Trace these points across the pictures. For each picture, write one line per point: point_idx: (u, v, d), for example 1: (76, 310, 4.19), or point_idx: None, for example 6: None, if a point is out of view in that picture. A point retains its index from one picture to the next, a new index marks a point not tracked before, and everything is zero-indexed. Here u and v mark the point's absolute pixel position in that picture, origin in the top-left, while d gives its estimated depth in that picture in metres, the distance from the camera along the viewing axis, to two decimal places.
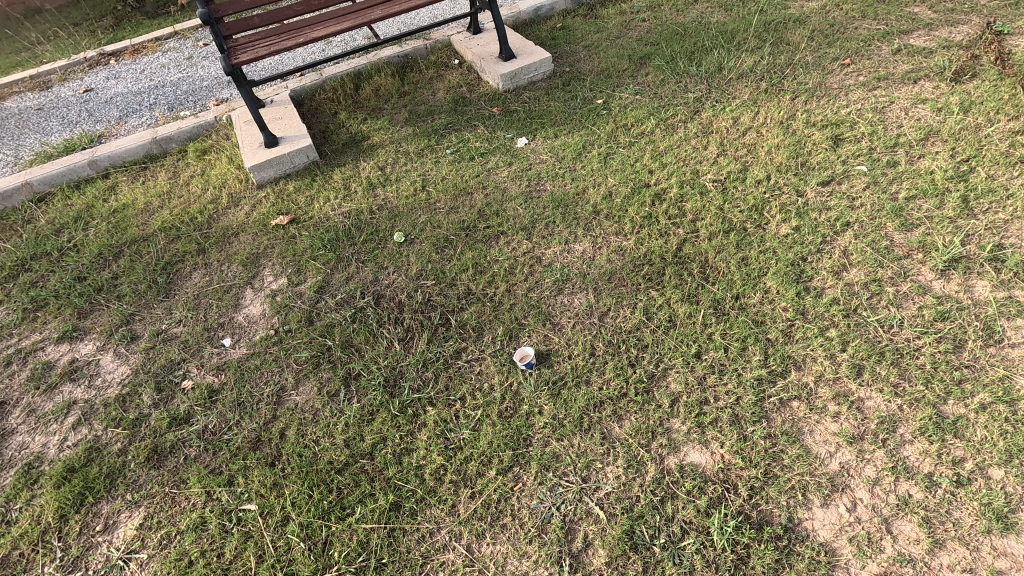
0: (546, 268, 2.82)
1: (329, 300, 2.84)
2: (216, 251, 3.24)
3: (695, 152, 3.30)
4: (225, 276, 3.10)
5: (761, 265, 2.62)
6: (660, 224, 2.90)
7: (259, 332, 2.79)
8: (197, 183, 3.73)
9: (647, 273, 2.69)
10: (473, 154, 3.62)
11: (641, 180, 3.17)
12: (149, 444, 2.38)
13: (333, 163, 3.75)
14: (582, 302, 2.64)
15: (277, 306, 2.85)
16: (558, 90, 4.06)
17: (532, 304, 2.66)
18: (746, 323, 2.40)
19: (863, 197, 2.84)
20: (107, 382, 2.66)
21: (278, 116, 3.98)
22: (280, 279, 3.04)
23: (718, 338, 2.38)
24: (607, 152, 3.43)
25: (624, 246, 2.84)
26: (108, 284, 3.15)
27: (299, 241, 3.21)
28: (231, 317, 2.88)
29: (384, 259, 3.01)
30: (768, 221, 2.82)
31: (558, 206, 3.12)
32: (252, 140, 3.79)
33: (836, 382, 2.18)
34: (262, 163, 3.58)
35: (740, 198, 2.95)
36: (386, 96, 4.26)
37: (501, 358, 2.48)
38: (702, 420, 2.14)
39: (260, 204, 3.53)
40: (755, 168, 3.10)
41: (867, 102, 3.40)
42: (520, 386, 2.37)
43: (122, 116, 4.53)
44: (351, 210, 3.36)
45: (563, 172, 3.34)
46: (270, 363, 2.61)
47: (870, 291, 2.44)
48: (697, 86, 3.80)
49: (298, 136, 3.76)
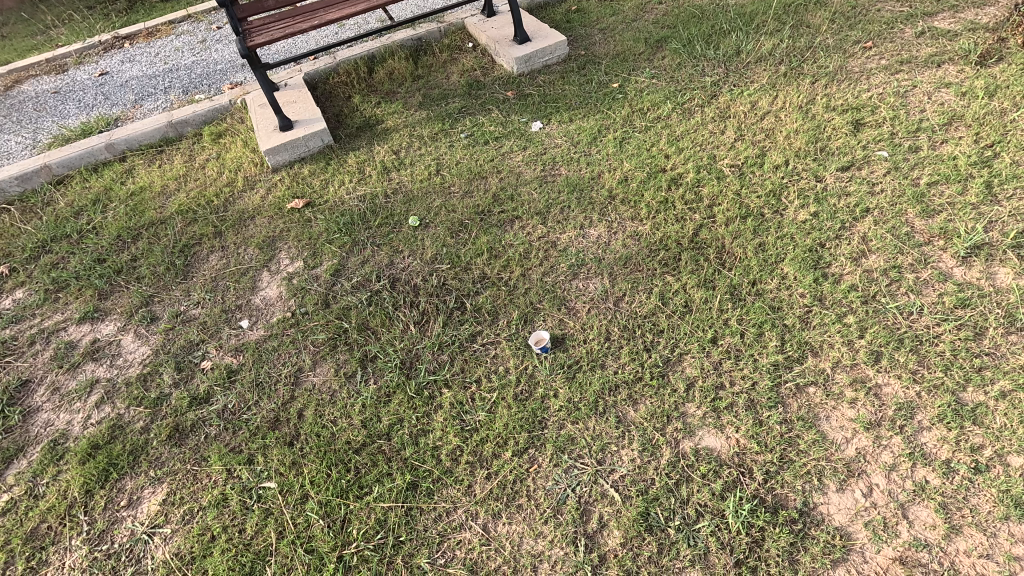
0: (561, 253, 2.81)
1: (345, 283, 2.87)
2: (233, 234, 3.27)
3: (711, 137, 3.27)
4: (242, 259, 3.13)
5: (779, 251, 2.60)
6: (676, 209, 2.88)
7: (276, 314, 2.82)
8: (213, 167, 3.76)
9: (663, 259, 2.68)
10: (488, 138, 3.61)
11: (657, 164, 3.15)
12: (171, 423, 2.43)
13: (348, 147, 3.75)
14: (597, 287, 2.64)
15: (293, 289, 2.88)
16: (574, 74, 4.02)
17: (548, 288, 2.67)
18: (763, 308, 2.40)
19: (884, 182, 2.81)
20: (129, 362, 2.71)
21: (292, 100, 3.98)
22: (296, 262, 3.06)
23: (734, 323, 2.37)
24: (622, 136, 3.40)
25: (640, 230, 2.83)
26: (127, 266, 3.18)
27: (314, 225, 3.23)
28: (248, 299, 2.91)
29: (399, 242, 3.03)
30: (785, 207, 2.79)
31: (574, 190, 3.11)
32: (267, 123, 3.79)
33: (853, 368, 2.16)
34: (277, 146, 3.58)
35: (758, 183, 2.93)
36: (400, 80, 4.24)
37: (516, 342, 2.49)
38: (718, 405, 2.15)
39: (275, 187, 3.55)
40: (773, 154, 3.06)
41: (889, 86, 3.34)
42: (535, 369, 2.38)
43: (137, 99, 4.55)
44: (366, 193, 3.37)
45: (578, 156, 3.33)
46: (288, 345, 2.65)
47: (890, 278, 2.42)
48: (715, 70, 3.75)
49: (313, 120, 3.76)
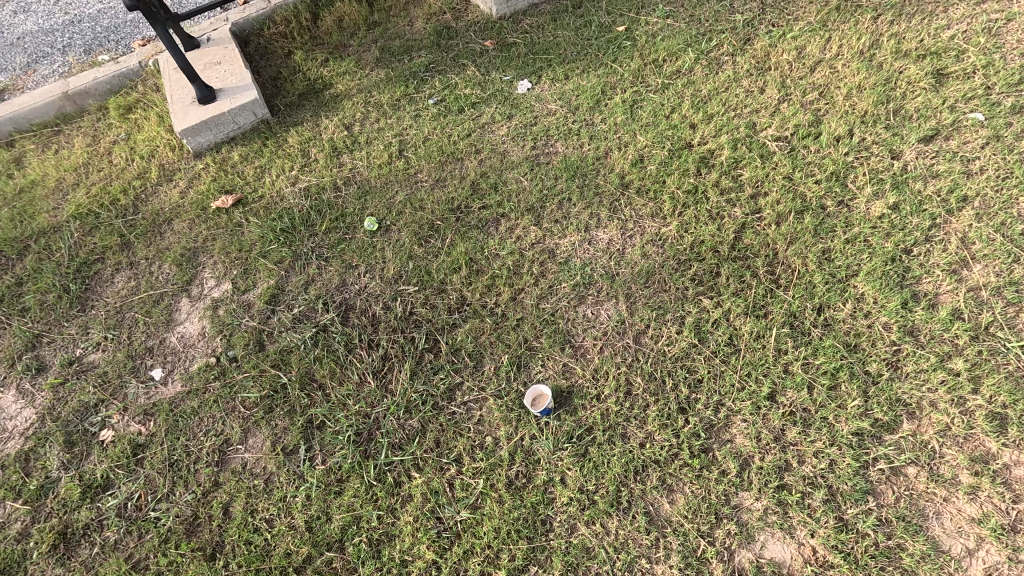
0: (562, 266, 2.16)
1: (284, 315, 2.23)
2: (143, 246, 2.57)
3: (749, 97, 2.52)
4: (155, 280, 2.45)
5: (850, 261, 1.96)
6: (710, 202, 2.19)
7: (197, 360, 2.18)
8: (119, 152, 2.98)
9: (696, 274, 2.04)
10: (462, 104, 2.86)
11: (680, 137, 2.42)
12: (57, 526, 1.84)
13: (288, 120, 2.98)
14: (611, 317, 2.01)
15: (219, 325, 2.25)
16: (567, 14, 3.20)
17: (546, 319, 2.04)
18: (835, 348, 1.79)
19: (984, 156, 2.13)
20: (7, 432, 2.09)
21: (215, 60, 3.14)
22: (223, 284, 2.40)
23: (798, 372, 1.77)
24: (633, 98, 2.66)
25: (665, 233, 2.16)
26: (9, 293, 2.49)
27: (245, 231, 2.53)
28: (162, 339, 2.27)
29: (354, 255, 2.36)
30: (854, 197, 2.10)
31: (574, 175, 2.42)
32: (184, 93, 2.98)
33: (970, 441, 1.61)
34: (196, 126, 2.81)
35: (816, 161, 2.22)
36: (351, 28, 3.40)
37: (508, 400, 1.89)
38: (784, 497, 1.60)
39: (197, 178, 2.81)
40: (831, 121, 2.33)
41: (975, 21, 2.59)
42: (533, 441, 1.80)
43: (30, 62, 3.67)
44: (310, 185, 2.65)
45: (578, 128, 2.60)
46: (211, 406, 2.04)
47: (1005, 300, 1.81)
48: (747, 4, 2.95)
49: (241, 88, 2.96)
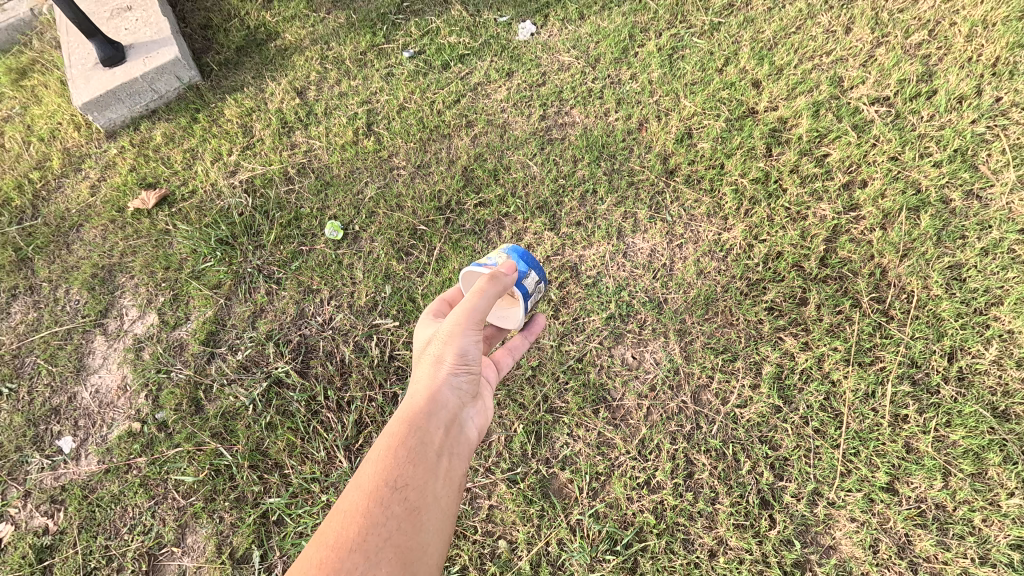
0: (589, 289, 1.61)
1: (226, 362, 1.70)
2: (46, 263, 2.01)
3: (828, 40, 1.87)
4: (61, 311, 1.91)
5: (990, 284, 1.41)
6: (788, 194, 1.62)
7: (116, 425, 1.68)
8: (11, 133, 2.34)
9: (773, 300, 1.51)
10: (446, 57, 2.18)
11: (740, 101, 1.81)
12: None
13: (224, 85, 2.32)
14: (660, 364, 1.50)
15: (143, 376, 1.73)
16: None
17: (571, 367, 1.52)
18: (978, 415, 1.29)
19: None
20: None
21: (122, 5, 2.43)
22: (147, 316, 1.85)
23: (928, 452, 1.28)
24: (673, 45, 1.98)
25: (727, 239, 1.60)
26: None
27: (173, 242, 1.96)
28: (72, 394, 1.76)
29: (313, 275, 1.80)
30: (989, 185, 1.53)
31: (598, 155, 1.80)
32: (84, 53, 2.31)
33: None
34: (102, 97, 2.18)
35: (930, 133, 1.63)
36: None
37: (528, 486, 1.41)
38: None
39: (112, 168, 2.19)
40: (951, 73, 1.71)
41: None
42: (564, 548, 1.34)
43: None
44: (254, 177, 2.05)
45: (600, 87, 1.95)
46: (135, 492, 1.57)
47: None
48: None
49: (158, 45, 2.28)
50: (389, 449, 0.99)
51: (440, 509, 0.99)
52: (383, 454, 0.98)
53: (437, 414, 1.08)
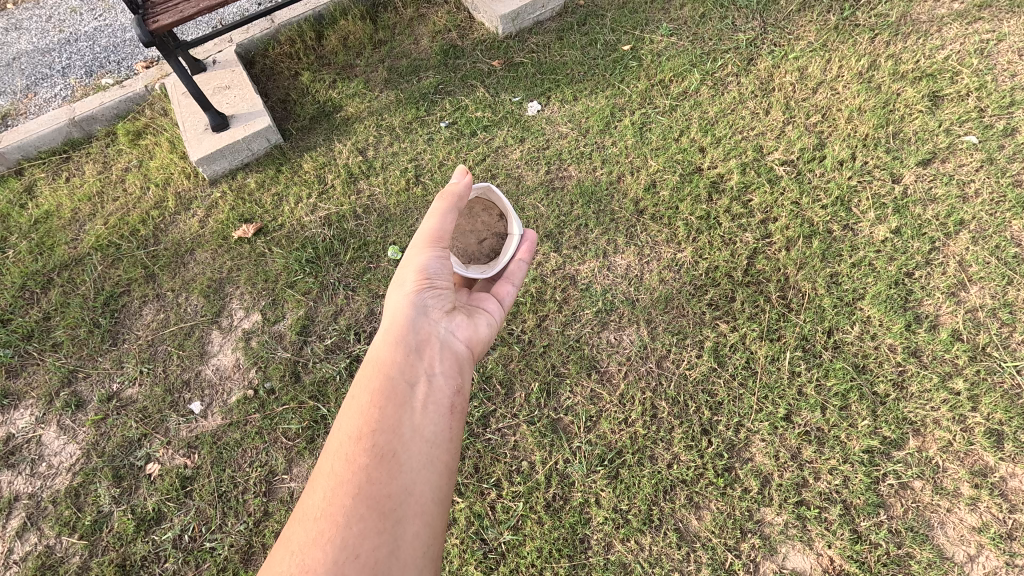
0: (583, 293, 2.25)
1: (317, 346, 2.31)
2: (169, 277, 2.63)
3: (753, 119, 2.61)
4: (183, 312, 2.52)
5: (856, 286, 2.08)
6: (722, 227, 2.30)
7: (234, 393, 2.27)
8: (133, 180, 3.01)
9: (712, 299, 2.16)
10: (474, 127, 2.90)
11: (691, 162, 2.52)
12: (115, 558, 1.97)
13: (302, 145, 3.01)
14: (635, 343, 2.12)
15: (253, 357, 2.32)
16: (573, 34, 3.19)
17: (571, 345, 2.15)
18: (845, 370, 1.93)
19: (976, 180, 2.24)
20: (54, 468, 2.19)
21: (223, 85, 3.17)
22: (252, 314, 2.46)
23: (812, 394, 1.91)
24: (642, 121, 2.71)
25: (681, 258, 2.27)
26: (39, 329, 2.55)
27: (269, 261, 2.59)
28: (198, 371, 2.35)
29: (380, 285, 2.44)
30: (859, 220, 2.23)
31: (589, 200, 2.49)
32: (196, 121, 3.02)
33: (970, 456, 1.75)
34: (211, 154, 2.85)
35: (820, 186, 2.33)
36: (357, 47, 3.40)
37: (541, 425, 2.00)
38: (804, 512, 1.74)
39: (215, 206, 2.84)
40: (835, 145, 2.44)
41: (969, 40, 2.64)
42: (568, 464, 1.93)
43: (28, 85, 3.61)
44: (330, 213, 2.71)
45: (590, 151, 2.66)
46: (253, 438, 2.14)
47: (999, 320, 1.94)
48: (749, 23, 2.98)
49: (253, 115, 2.99)
50: (359, 409, 1.31)
51: (413, 440, 1.28)
52: (356, 419, 1.29)
53: (398, 363, 1.41)
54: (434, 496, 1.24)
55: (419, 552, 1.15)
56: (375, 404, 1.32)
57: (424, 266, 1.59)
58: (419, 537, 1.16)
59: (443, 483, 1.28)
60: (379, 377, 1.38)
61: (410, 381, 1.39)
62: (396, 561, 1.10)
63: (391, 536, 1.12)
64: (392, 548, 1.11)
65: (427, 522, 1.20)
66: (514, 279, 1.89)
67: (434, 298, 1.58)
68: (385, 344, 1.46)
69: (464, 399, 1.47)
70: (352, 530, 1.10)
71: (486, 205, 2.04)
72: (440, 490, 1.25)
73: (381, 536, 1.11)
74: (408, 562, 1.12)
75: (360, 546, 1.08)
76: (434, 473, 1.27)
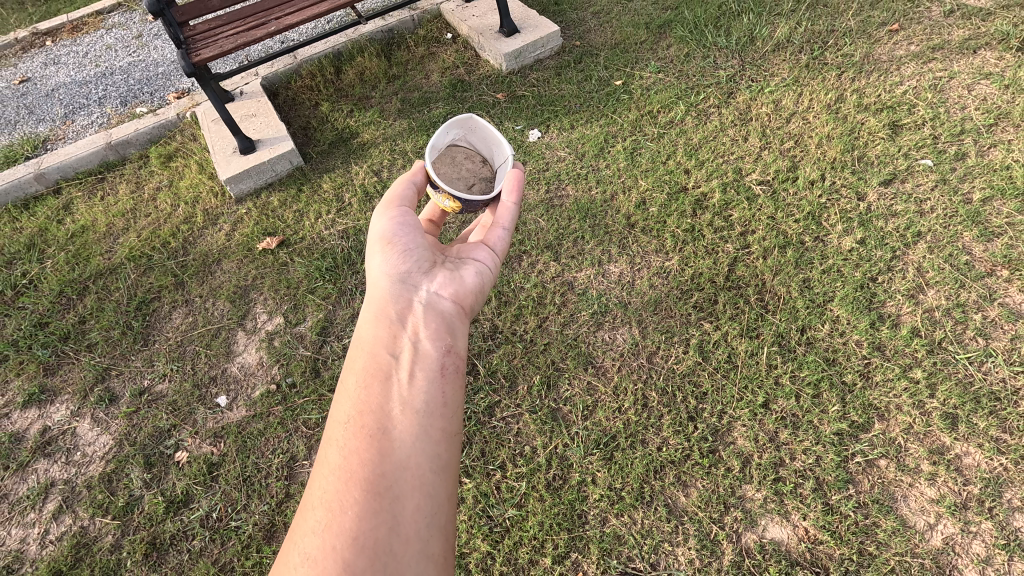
0: (580, 296, 2.47)
1: (335, 345, 2.51)
2: (197, 284, 2.85)
3: (734, 145, 2.89)
4: (211, 316, 2.72)
5: (826, 289, 2.31)
6: (706, 239, 2.55)
7: (258, 388, 2.46)
8: (164, 198, 3.26)
9: (697, 302, 2.38)
10: None
11: (677, 182, 2.78)
12: (146, 537, 2.11)
13: (321, 167, 3.28)
14: (627, 341, 2.33)
15: (276, 355, 2.52)
16: (570, 71, 3.51)
17: (570, 343, 2.35)
18: (817, 363, 2.13)
19: (932, 198, 2.49)
20: (88, 457, 2.35)
21: (250, 113, 3.48)
22: (275, 318, 2.67)
23: (787, 383, 2.11)
24: (633, 146, 2.99)
25: (668, 266, 2.50)
26: (75, 331, 2.74)
27: (291, 269, 2.81)
28: (224, 368, 2.54)
29: None
30: (828, 232, 2.47)
31: (586, 215, 2.73)
32: (225, 145, 3.30)
33: (928, 437, 1.95)
34: (239, 174, 3.11)
35: (793, 203, 2.59)
36: (373, 81, 3.72)
37: (542, 414, 2.19)
38: (781, 488, 1.92)
39: (241, 221, 3.09)
40: (806, 167, 2.71)
41: (924, 78, 2.96)
42: (566, 448, 2.11)
43: (67, 113, 3.90)
44: (347, 227, 2.95)
45: (586, 173, 2.92)
46: (276, 428, 2.32)
47: (954, 318, 2.16)
48: (728, 61, 3.31)
49: (278, 139, 3.27)
50: (351, 398, 1.31)
51: (403, 414, 1.26)
52: (347, 406, 1.29)
53: (383, 344, 1.41)
54: (432, 464, 1.20)
55: (423, 525, 1.11)
56: (362, 387, 1.32)
57: (390, 233, 1.61)
58: (421, 509, 1.13)
59: (442, 451, 1.24)
60: (365, 360, 1.38)
61: (395, 357, 1.38)
62: (397, 539, 1.07)
63: (390, 512, 1.10)
64: (392, 527, 1.08)
65: (429, 494, 1.16)
66: (502, 222, 1.77)
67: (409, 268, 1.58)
68: (371, 329, 1.46)
69: (458, 361, 1.42)
70: (347, 514, 1.07)
71: (467, 156, 2.16)
72: (438, 459, 1.21)
73: (378, 515, 1.08)
74: (412, 537, 1.09)
75: (358, 528, 1.06)
76: (430, 443, 1.23)
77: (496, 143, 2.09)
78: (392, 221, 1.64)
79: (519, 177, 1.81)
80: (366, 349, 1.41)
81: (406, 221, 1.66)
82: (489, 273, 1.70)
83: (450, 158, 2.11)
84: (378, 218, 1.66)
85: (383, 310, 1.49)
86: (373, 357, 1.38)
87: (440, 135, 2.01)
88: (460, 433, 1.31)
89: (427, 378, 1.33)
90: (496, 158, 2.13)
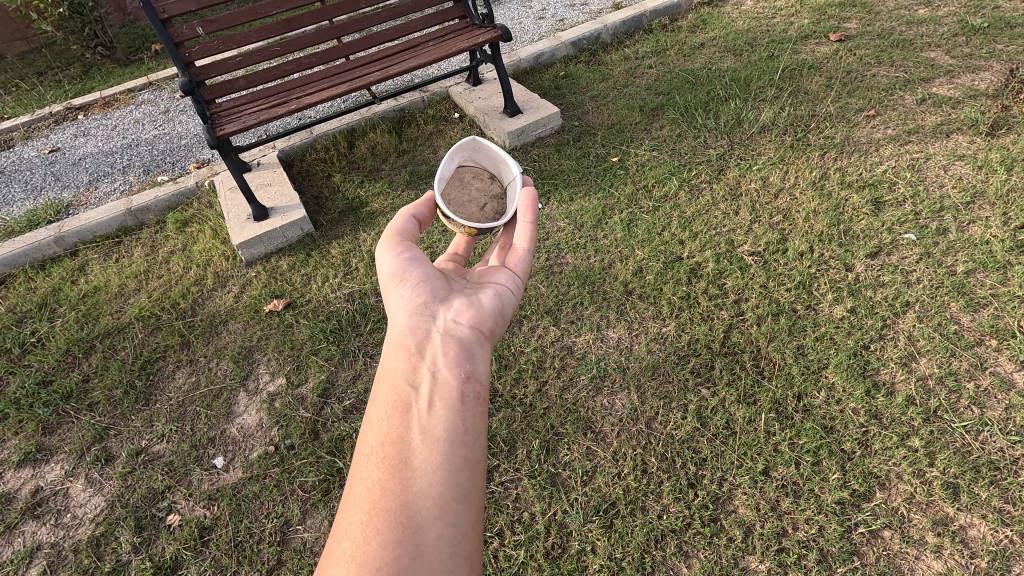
0: (580, 361, 2.52)
1: (336, 407, 2.53)
2: (203, 344, 2.90)
3: (726, 218, 3.03)
4: (214, 375, 2.75)
5: (820, 356, 2.36)
6: (701, 306, 2.62)
7: (256, 449, 2.45)
8: (177, 261, 3.37)
9: (694, 367, 2.42)
10: None
11: (673, 252, 2.89)
12: None
13: (330, 234, 3.42)
14: (626, 406, 2.35)
15: (276, 415, 2.53)
16: (569, 147, 3.74)
17: (569, 407, 2.37)
18: (815, 431, 2.14)
19: (918, 270, 2.59)
20: (78, 519, 2.30)
21: (265, 183, 3.67)
22: (277, 378, 2.70)
23: (786, 451, 2.11)
24: (629, 218, 3.13)
25: (665, 332, 2.56)
26: (77, 389, 2.76)
27: (296, 331, 2.87)
28: (223, 430, 2.54)
29: None
30: (819, 301, 2.55)
31: (584, 282, 2.83)
32: (240, 212, 3.46)
33: (930, 506, 1.93)
34: (251, 239, 3.24)
35: (784, 273, 2.69)
36: (383, 155, 3.94)
37: (540, 479, 2.18)
38: (784, 559, 1.88)
39: (250, 284, 3.18)
40: (795, 239, 2.83)
41: (901, 159, 3.15)
42: (565, 515, 2.08)
43: (92, 180, 4.11)
44: (353, 291, 3.03)
45: (584, 242, 3.05)
46: (271, 490, 2.29)
47: (947, 387, 2.19)
48: (718, 142, 3.53)
49: (290, 207, 3.43)
50: (374, 429, 1.30)
51: (424, 442, 1.24)
52: (370, 438, 1.28)
53: (403, 375, 1.40)
54: (455, 493, 1.18)
55: (447, 555, 1.08)
56: (385, 419, 1.31)
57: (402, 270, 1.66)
58: (443, 538, 1.10)
59: (463, 479, 1.21)
60: (386, 393, 1.38)
61: (415, 386, 1.37)
62: (421, 567, 1.04)
63: (414, 542, 1.07)
64: (415, 555, 1.05)
65: (451, 522, 1.13)
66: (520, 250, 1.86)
67: (423, 301, 1.61)
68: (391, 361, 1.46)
69: (480, 386, 1.40)
70: (371, 543, 1.05)
71: (474, 177, 2.30)
72: (460, 487, 1.19)
73: (401, 544, 1.06)
74: (436, 565, 1.06)
75: (382, 557, 1.03)
76: (452, 472, 1.21)
77: (501, 161, 2.27)
78: (399, 258, 1.70)
79: (532, 197, 1.92)
80: (386, 381, 1.41)
81: (415, 258, 1.71)
82: (505, 300, 1.71)
83: (459, 181, 2.25)
84: (388, 258, 1.72)
85: (402, 343, 1.51)
86: (393, 389, 1.37)
87: (447, 163, 2.16)
88: (482, 461, 1.28)
89: (446, 406, 1.31)
90: (503, 173, 2.28)
